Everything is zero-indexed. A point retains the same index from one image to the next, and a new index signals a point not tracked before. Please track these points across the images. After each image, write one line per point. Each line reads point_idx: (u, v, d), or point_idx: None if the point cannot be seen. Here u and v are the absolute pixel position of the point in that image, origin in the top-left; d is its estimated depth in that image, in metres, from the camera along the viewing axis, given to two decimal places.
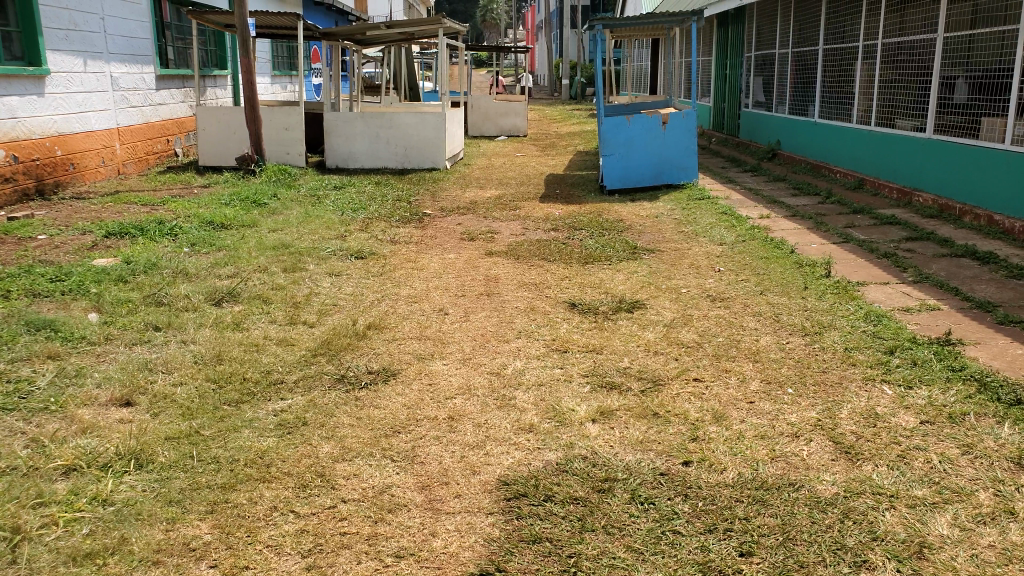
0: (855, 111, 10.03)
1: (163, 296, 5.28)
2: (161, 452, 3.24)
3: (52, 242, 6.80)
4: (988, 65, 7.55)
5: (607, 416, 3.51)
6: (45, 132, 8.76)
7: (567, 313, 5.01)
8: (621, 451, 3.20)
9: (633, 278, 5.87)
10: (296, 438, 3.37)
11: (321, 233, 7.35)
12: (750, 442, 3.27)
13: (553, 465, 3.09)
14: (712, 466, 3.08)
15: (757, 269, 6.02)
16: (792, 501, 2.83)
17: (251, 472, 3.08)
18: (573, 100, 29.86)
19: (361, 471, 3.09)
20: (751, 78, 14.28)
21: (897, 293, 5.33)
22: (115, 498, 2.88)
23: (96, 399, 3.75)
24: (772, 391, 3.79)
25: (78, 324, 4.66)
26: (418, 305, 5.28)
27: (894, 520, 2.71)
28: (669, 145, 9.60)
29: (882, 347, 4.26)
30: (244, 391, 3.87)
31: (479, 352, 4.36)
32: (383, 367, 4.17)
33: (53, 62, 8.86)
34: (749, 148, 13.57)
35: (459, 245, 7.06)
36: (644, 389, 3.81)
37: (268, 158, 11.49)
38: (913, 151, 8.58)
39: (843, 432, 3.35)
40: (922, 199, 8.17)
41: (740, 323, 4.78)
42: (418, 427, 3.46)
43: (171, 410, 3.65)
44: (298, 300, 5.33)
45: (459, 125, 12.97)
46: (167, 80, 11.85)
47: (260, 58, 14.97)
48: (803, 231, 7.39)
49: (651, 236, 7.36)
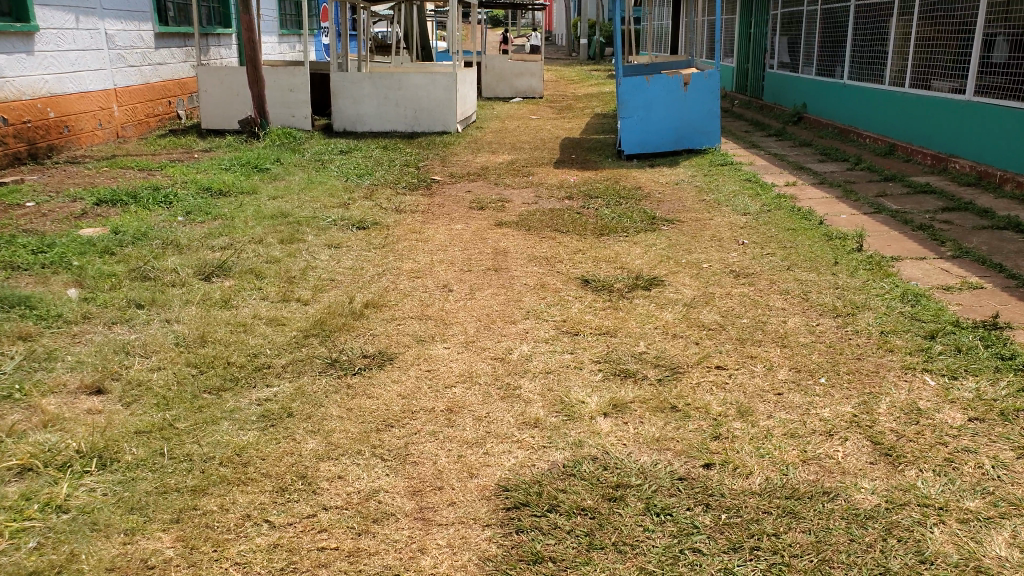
0: (888, 71, 9.52)
1: (149, 270, 4.99)
2: (129, 449, 2.94)
3: (41, 210, 6.52)
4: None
5: (620, 409, 3.19)
6: (36, 94, 8.45)
7: (580, 291, 4.67)
8: (635, 451, 2.88)
9: (650, 251, 5.51)
10: (279, 433, 3.08)
11: (323, 201, 7.02)
12: (779, 441, 2.93)
13: (558, 467, 2.77)
14: (736, 470, 2.75)
15: (784, 242, 5.65)
16: (827, 514, 2.50)
17: (225, 474, 2.78)
18: (591, 61, 29.21)
19: (346, 472, 2.79)
20: (777, 37, 13.70)
21: (935, 270, 4.95)
22: (70, 504, 2.57)
23: (65, 386, 3.46)
24: (803, 381, 3.44)
25: (56, 301, 4.38)
26: (421, 280, 4.95)
27: (945, 538, 2.38)
28: (691, 107, 9.18)
29: (923, 331, 3.89)
30: (227, 377, 3.58)
31: (484, 334, 4.04)
32: (380, 351, 3.86)
33: (43, 18, 8.51)
34: (773, 111, 13.05)
35: (467, 215, 6.71)
36: (662, 377, 3.48)
37: (273, 122, 11.13)
38: (950, 114, 8.12)
39: (882, 431, 3.00)
40: (959, 165, 7.75)
41: (765, 302, 4.42)
42: (413, 420, 3.15)
43: (146, 399, 3.37)
44: (293, 275, 5.04)
45: (471, 87, 12.54)
46: (166, 40, 11.45)
47: (265, 16, 14.55)
48: (832, 201, 6.97)
49: (670, 205, 6.97)
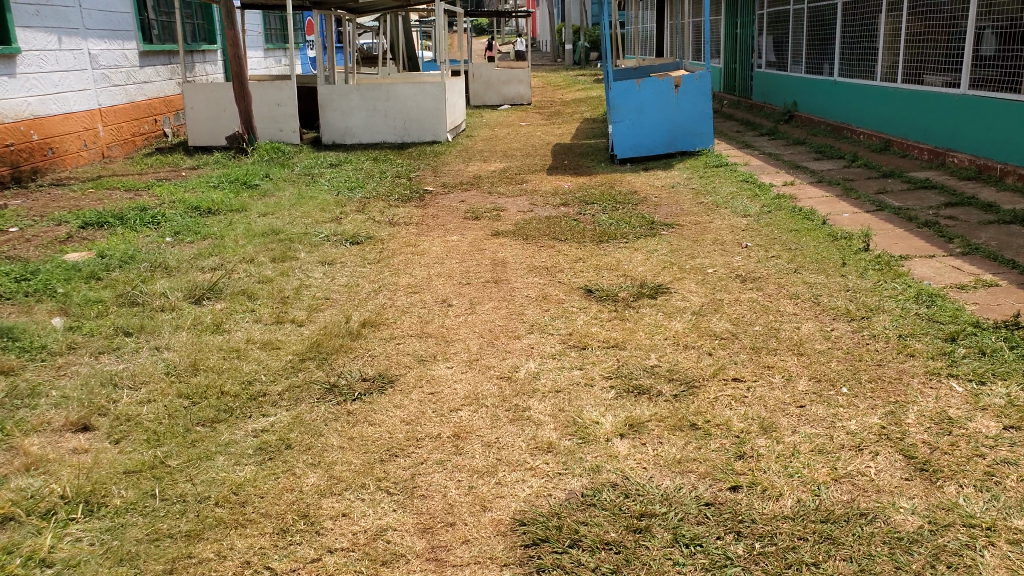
0: (879, 67, 9.39)
1: (137, 294, 4.81)
2: (118, 491, 2.77)
3: (24, 235, 6.33)
4: (1019, 13, 6.91)
5: (638, 429, 3.02)
6: (18, 116, 8.26)
7: (584, 302, 4.51)
8: (656, 475, 2.71)
9: (653, 257, 5.36)
10: (278, 467, 2.92)
11: (315, 216, 6.85)
12: (806, 458, 2.76)
13: (576, 496, 2.61)
14: (765, 492, 2.58)
15: (789, 243, 5.50)
16: (867, 539, 2.33)
17: (222, 516, 2.62)
18: (577, 65, 29.18)
19: (350, 510, 2.62)
20: (764, 37, 13.60)
21: (946, 268, 4.80)
22: (55, 558, 2.40)
23: (49, 424, 3.29)
24: (824, 391, 3.25)
25: (40, 331, 4.19)
26: (419, 296, 4.78)
27: (996, 563, 2.21)
28: (683, 109, 9.04)
29: (942, 333, 3.72)
30: (221, 408, 3.41)
31: (487, 351, 3.87)
32: (380, 374, 3.68)
33: (24, 40, 8.34)
34: (765, 110, 12.93)
35: (462, 226, 6.55)
36: (678, 393, 3.30)
37: (261, 137, 10.95)
38: (946, 108, 7.97)
39: (914, 444, 2.81)
40: (957, 159, 7.59)
41: (776, 308, 4.26)
42: (418, 449, 2.98)
43: (135, 435, 3.20)
44: (287, 294, 4.86)
45: (460, 95, 12.37)
46: (151, 57, 11.28)
47: (250, 31, 14.40)
48: (832, 200, 6.83)
49: (668, 208, 6.83)
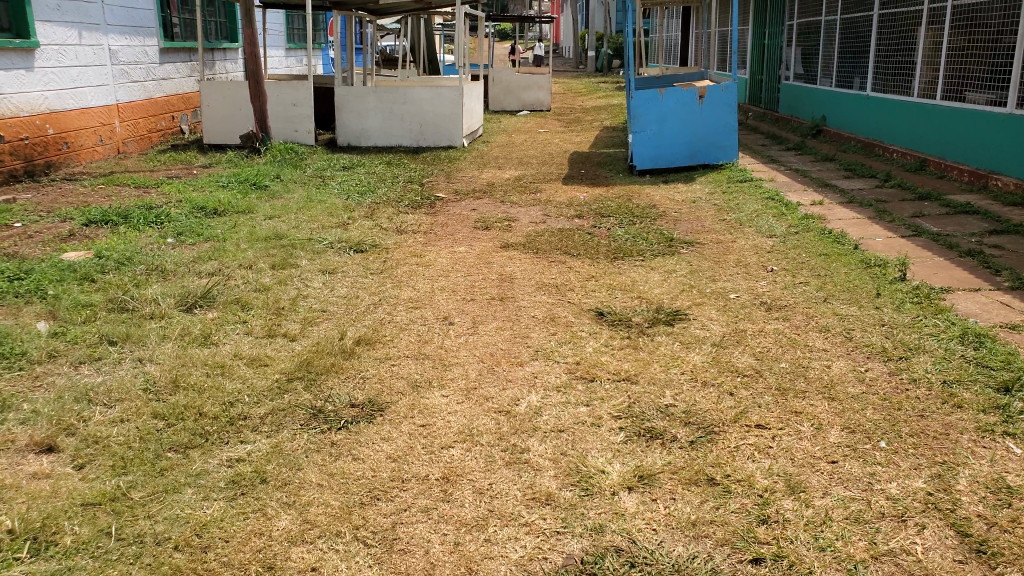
0: (916, 83, 9.02)
1: (128, 299, 4.56)
2: (71, 528, 2.50)
3: (26, 231, 6.12)
4: None
5: (648, 482, 2.71)
6: (34, 110, 8.09)
7: (594, 326, 4.21)
8: (668, 540, 2.41)
9: (671, 278, 5.05)
10: (249, 506, 2.64)
11: (321, 220, 6.60)
12: (840, 528, 2.44)
13: (575, 563, 2.30)
14: (791, 568, 2.27)
15: (817, 268, 5.18)
16: None
17: (180, 564, 2.35)
18: (600, 72, 28.90)
19: (322, 563, 2.34)
20: (794, 49, 13.22)
21: (993, 304, 4.46)
22: None
23: (13, 444, 3.03)
24: (859, 445, 2.93)
25: (23, 337, 3.95)
26: (420, 312, 4.50)
27: None
28: (707, 120, 8.72)
29: (994, 381, 3.38)
30: (197, 432, 3.14)
31: (487, 379, 3.58)
32: (369, 401, 3.40)
33: (44, 34, 8.16)
34: (791, 124, 12.56)
35: (471, 236, 6.28)
36: (694, 439, 2.99)
37: (275, 136, 10.75)
38: (988, 127, 7.60)
39: (967, 517, 2.49)
40: (1001, 182, 7.22)
41: (803, 342, 3.93)
42: (404, 493, 2.69)
43: (101, 461, 2.93)
44: (282, 305, 4.61)
45: (478, 100, 12.10)
46: (171, 54, 11.11)
47: (272, 30, 14.25)
48: (864, 222, 6.49)
49: (688, 225, 6.52)
